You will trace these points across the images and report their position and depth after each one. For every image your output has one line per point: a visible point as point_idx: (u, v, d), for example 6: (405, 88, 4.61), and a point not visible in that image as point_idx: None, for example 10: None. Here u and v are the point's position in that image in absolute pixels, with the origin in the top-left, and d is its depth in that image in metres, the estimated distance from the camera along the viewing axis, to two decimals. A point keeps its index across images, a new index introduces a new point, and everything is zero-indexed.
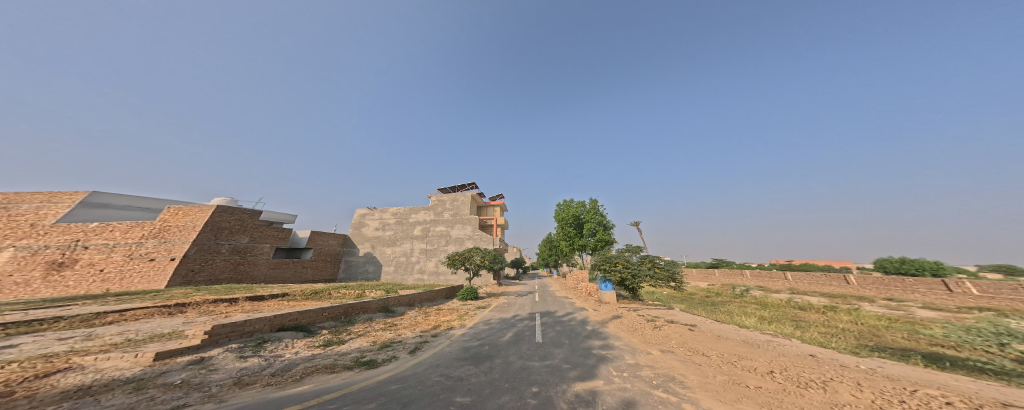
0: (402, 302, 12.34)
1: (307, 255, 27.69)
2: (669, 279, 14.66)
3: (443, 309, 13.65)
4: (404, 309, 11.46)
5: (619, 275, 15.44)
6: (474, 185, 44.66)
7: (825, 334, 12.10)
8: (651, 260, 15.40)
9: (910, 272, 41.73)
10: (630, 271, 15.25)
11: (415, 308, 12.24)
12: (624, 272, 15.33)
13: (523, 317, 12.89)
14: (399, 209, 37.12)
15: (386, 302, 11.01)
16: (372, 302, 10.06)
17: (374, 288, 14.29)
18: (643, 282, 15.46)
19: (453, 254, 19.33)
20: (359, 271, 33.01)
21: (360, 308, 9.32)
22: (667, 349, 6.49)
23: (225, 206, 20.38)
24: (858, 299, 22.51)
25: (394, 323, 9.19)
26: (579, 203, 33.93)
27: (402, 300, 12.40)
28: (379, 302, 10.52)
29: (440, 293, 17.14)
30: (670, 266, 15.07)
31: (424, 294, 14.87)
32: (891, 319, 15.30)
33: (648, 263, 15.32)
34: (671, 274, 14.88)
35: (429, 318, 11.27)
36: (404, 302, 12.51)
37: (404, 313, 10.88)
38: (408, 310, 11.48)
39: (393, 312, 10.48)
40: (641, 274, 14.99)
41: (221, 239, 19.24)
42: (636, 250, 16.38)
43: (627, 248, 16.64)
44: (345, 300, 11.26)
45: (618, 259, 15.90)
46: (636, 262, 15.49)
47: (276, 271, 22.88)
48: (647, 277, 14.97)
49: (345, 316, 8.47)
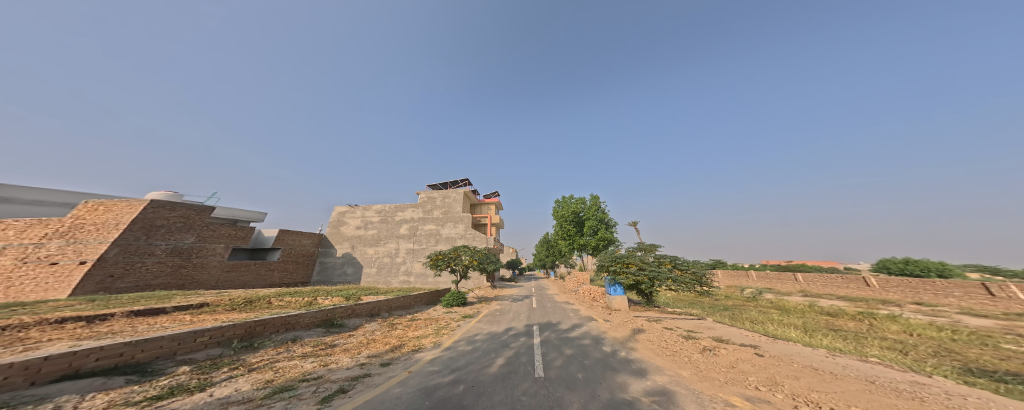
0: (360, 313, 9.46)
1: (274, 256, 24.43)
2: (696, 284, 11.98)
3: (420, 320, 10.78)
4: (360, 322, 8.59)
5: (633, 277, 12.80)
6: (467, 182, 42.05)
7: (893, 349, 9.70)
8: (672, 260, 12.76)
9: (916, 273, 40.38)
10: (647, 274, 12.55)
11: (378, 320, 9.32)
12: (640, 275, 12.65)
13: (518, 332, 10.13)
14: (384, 206, 34.19)
15: (333, 313, 8.16)
16: (305, 315, 7.19)
17: (330, 295, 11.36)
18: (661, 286, 12.90)
19: (435, 254, 16.38)
20: (336, 273, 29.74)
21: (280, 326, 6.45)
22: (755, 397, 3.92)
23: (165, 201, 17.24)
24: (884, 304, 20.58)
25: (332, 345, 6.35)
26: (579, 199, 31.58)
27: (362, 309, 9.53)
28: (319, 316, 7.65)
29: (420, 298, 14.26)
30: (696, 267, 12.43)
31: (396, 299, 11.96)
32: (946, 329, 13.16)
33: (668, 265, 12.64)
34: (697, 277, 12.23)
35: (393, 332, 8.42)
36: (364, 312, 9.60)
37: (356, 328, 7.99)
38: (365, 323, 8.61)
39: (338, 328, 7.60)
40: (661, 277, 12.32)
41: (155, 238, 16.07)
42: (652, 249, 13.76)
43: (642, 247, 14.00)
44: (277, 312, 8.31)
45: (631, 259, 13.22)
46: (653, 263, 12.86)
47: (231, 275, 19.70)
48: (668, 281, 12.33)
49: (245, 339, 5.52)
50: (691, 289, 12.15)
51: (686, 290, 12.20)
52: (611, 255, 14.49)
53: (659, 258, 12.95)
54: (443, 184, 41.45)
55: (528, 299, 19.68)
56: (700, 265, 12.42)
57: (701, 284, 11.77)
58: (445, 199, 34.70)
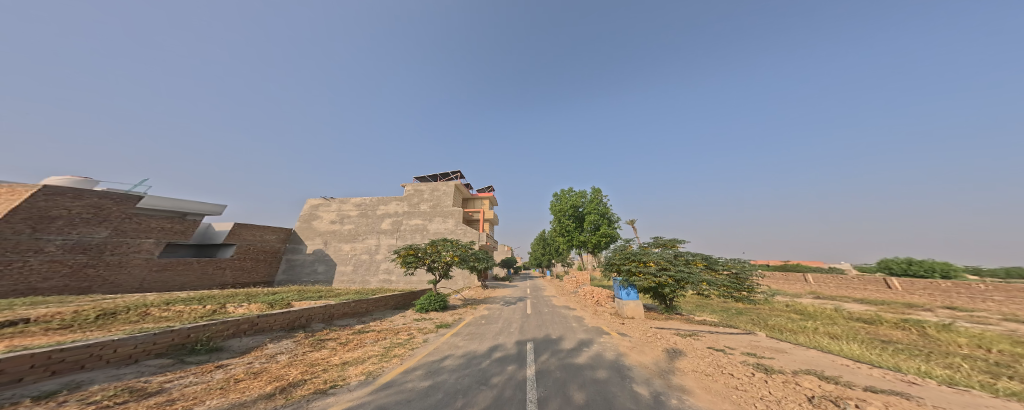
0: (272, 328, 6.51)
1: (227, 252, 21.03)
2: (738, 289, 9.09)
3: (370, 332, 7.90)
4: (257, 341, 5.67)
5: (655, 280, 9.88)
6: (459, 175, 39.21)
7: (1002, 375, 7.32)
8: (703, 259, 9.89)
9: (919, 274, 39.14)
10: (674, 276, 9.59)
11: (296, 337, 6.43)
12: (663, 277, 9.71)
13: (504, 356, 7.27)
14: (364, 199, 31.12)
15: (200, 334, 4.90)
16: (121, 341, 3.88)
17: (246, 302, 8.24)
18: (687, 291, 10.05)
19: (405, 249, 12.99)
20: (305, 271, 26.32)
21: (23, 371, 3.06)
22: None
23: (68, 188, 14.16)
24: (912, 308, 18.67)
25: (146, 396, 3.21)
26: (578, 193, 29.06)
27: (275, 322, 6.56)
28: (163, 341, 4.37)
29: (383, 303, 11.27)
30: (736, 267, 9.57)
31: (343, 304, 9.01)
32: (1015, 342, 11.08)
33: (700, 264, 9.75)
34: (738, 280, 9.35)
35: (309, 356, 5.56)
36: (277, 326, 6.64)
37: (240, 359, 4.85)
38: (267, 342, 5.72)
39: (200, 359, 4.48)
40: (692, 280, 9.40)
41: (45, 232, 12.93)
42: (675, 246, 10.92)
43: (663, 242, 11.16)
44: (110, 334, 4.99)
45: (651, 257, 10.29)
46: (680, 262, 9.97)
47: (165, 275, 16.78)
48: (701, 284, 9.42)
49: None
50: (731, 295, 9.25)
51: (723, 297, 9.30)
52: (623, 252, 11.60)
53: (688, 256, 10.05)
54: (432, 176, 38.47)
55: (522, 303, 16.94)
56: (742, 265, 9.56)
57: (745, 290, 8.88)
58: (433, 193, 32.07)
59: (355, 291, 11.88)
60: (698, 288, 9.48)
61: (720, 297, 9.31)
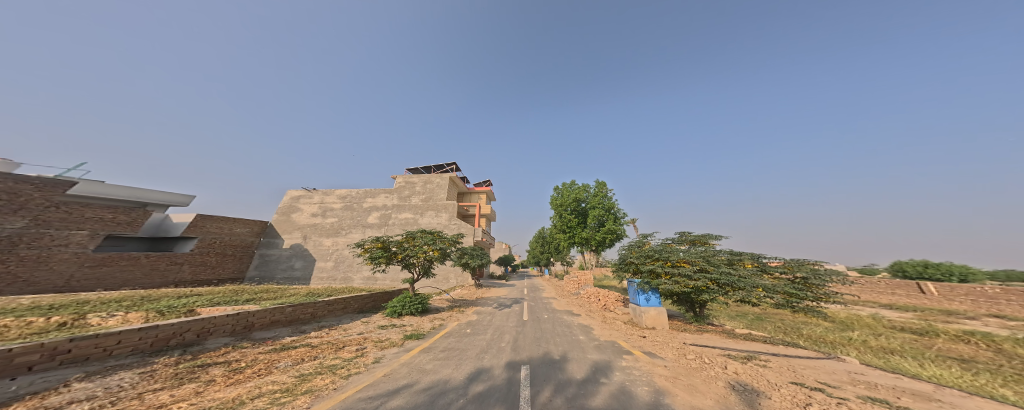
0: (112, 354, 4.01)
1: (186, 247, 18.60)
2: (808, 298, 6.63)
3: (294, 350, 5.83)
4: (49, 382, 3.13)
5: (689, 284, 7.45)
6: (454, 167, 37.02)
7: None
8: (753, 258, 7.49)
9: (936, 277, 36.86)
10: (717, 279, 7.15)
11: (154, 366, 4.07)
12: (701, 281, 7.28)
13: (487, 392, 4.93)
14: (350, 191, 28.86)
15: None
16: None
17: (115, 310, 5.98)
18: (719, 300, 7.41)
19: (369, 242, 10.26)
20: (280, 267, 23.96)
21: None
22: None
23: None
24: (957, 316, 16.49)
25: None
26: (582, 186, 26.87)
27: (119, 345, 4.06)
28: None
29: (341, 306, 9.03)
30: (800, 270, 7.13)
31: (274, 309, 6.80)
32: None
33: (750, 266, 7.35)
34: (806, 287, 6.88)
35: (138, 403, 3.08)
36: (127, 351, 4.17)
37: None
38: (73, 382, 3.25)
39: None
40: (743, 285, 6.93)
41: None
42: (710, 244, 8.59)
43: (693, 240, 8.85)
44: None
45: (682, 255, 7.94)
46: (721, 262, 7.58)
47: (100, 271, 14.64)
48: (756, 291, 6.93)
49: None
50: (797, 307, 6.73)
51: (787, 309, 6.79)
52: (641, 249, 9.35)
53: (731, 255, 7.70)
54: (426, 168, 36.18)
55: (518, 306, 14.65)
56: (808, 268, 7.10)
57: (820, 300, 6.41)
58: (426, 185, 29.85)
59: (308, 292, 9.57)
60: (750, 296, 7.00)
61: (780, 308, 6.84)
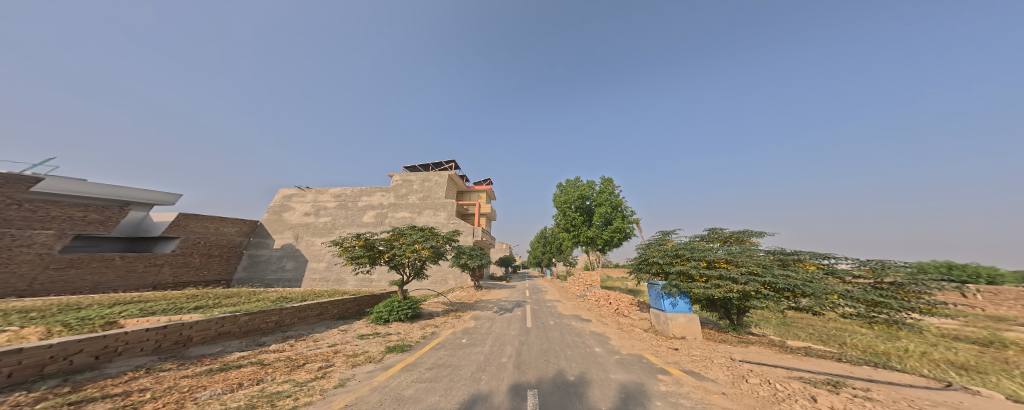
0: None
1: (167, 247, 17.47)
2: (904, 310, 4.87)
3: (237, 371, 4.27)
4: None
5: (734, 289, 6.08)
6: (454, 165, 35.84)
7: None
8: (816, 258, 5.92)
9: (961, 279, 34.97)
10: (771, 283, 5.73)
11: None
12: (751, 285, 5.87)
13: None
14: (345, 189, 27.73)
15: None
16: None
17: (33, 323, 4.72)
18: (773, 309, 5.79)
19: (343, 242, 8.43)
20: (269, 269, 22.77)
21: None
22: None
23: None
24: (1008, 322, 14.86)
25: None
26: (587, 182, 25.52)
27: None
28: None
29: (315, 312, 7.70)
30: (891, 275, 5.19)
31: (223, 318, 5.48)
32: None
33: (814, 268, 5.82)
34: (898, 295, 5.03)
35: None
36: None
37: None
38: None
39: None
40: (810, 291, 5.27)
41: None
42: (754, 242, 7.10)
43: (731, 237, 7.39)
44: None
45: (720, 255, 6.60)
46: (772, 263, 6.12)
47: (67, 274, 13.49)
48: (828, 299, 5.24)
49: None
50: (886, 321, 5.06)
51: (871, 323, 5.09)
52: (665, 247, 8.00)
53: (784, 256, 6.22)
54: (424, 166, 35.00)
55: (520, 310, 13.31)
56: (900, 271, 5.22)
57: (921, 313, 4.70)
58: (424, 183, 28.67)
59: (280, 296, 8.25)
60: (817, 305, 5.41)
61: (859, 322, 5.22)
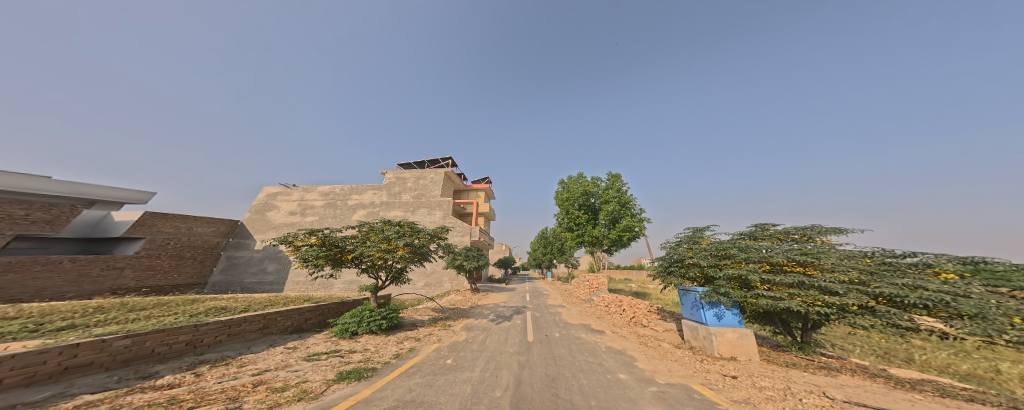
0: None
1: (130, 249, 15.85)
2: None
3: None
4: None
5: (820, 301, 4.33)
6: (452, 163, 34.31)
7: None
8: (950, 261, 3.85)
9: None
10: (882, 294, 3.98)
11: None
12: (851, 296, 4.11)
13: None
14: (334, 187, 26.11)
15: None
16: None
17: None
18: (885, 333, 3.89)
19: (293, 238, 6.51)
20: (248, 271, 21.06)
21: None
22: None
23: None
24: None
25: None
26: (592, 178, 23.86)
27: None
28: None
29: (257, 325, 5.78)
30: None
31: (76, 344, 3.28)
32: None
33: (951, 277, 3.74)
34: None
35: None
36: None
37: None
38: None
39: None
40: (960, 310, 3.39)
41: None
42: (831, 241, 5.25)
43: (792, 234, 5.60)
44: None
45: (790, 255, 4.90)
46: (874, 268, 4.28)
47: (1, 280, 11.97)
48: (989, 324, 3.21)
49: None
50: None
51: None
52: (704, 247, 6.29)
53: (889, 259, 4.28)
54: (420, 163, 33.41)
55: (521, 318, 11.57)
56: None
57: None
58: (418, 181, 27.06)
59: (215, 306, 6.35)
60: (962, 328, 3.39)
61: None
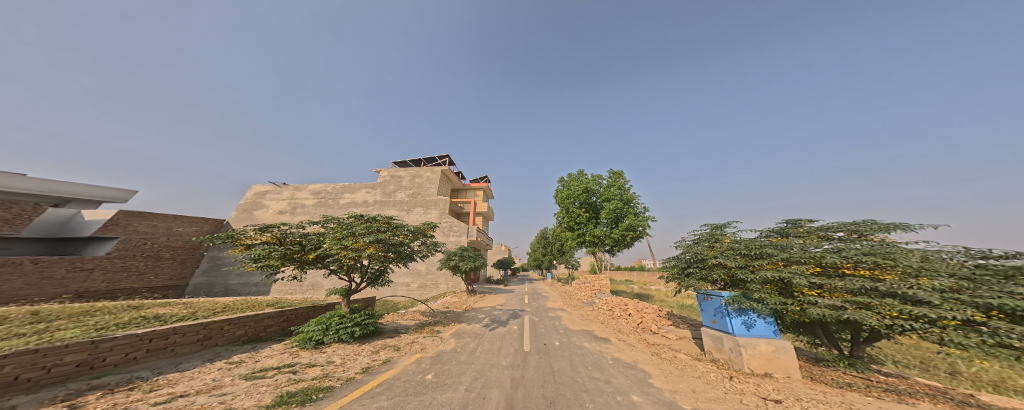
0: None
1: (101, 250, 14.89)
2: None
3: None
4: None
5: (904, 313, 3.30)
6: (449, 161, 33.46)
7: None
8: None
9: None
10: (995, 307, 2.98)
11: None
12: (951, 308, 3.10)
13: None
14: (326, 186, 25.16)
15: None
16: None
17: None
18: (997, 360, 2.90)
19: (241, 234, 5.47)
20: (232, 272, 20.02)
21: None
22: None
23: None
24: None
25: None
26: (593, 176, 22.91)
27: None
28: None
29: (192, 337, 4.80)
30: None
31: None
32: None
33: None
34: None
35: None
36: None
37: None
38: None
39: None
40: None
41: None
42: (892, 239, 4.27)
43: (839, 229, 4.62)
44: None
45: (851, 256, 3.90)
46: (971, 272, 3.29)
47: None
48: None
49: None
50: None
51: None
52: (730, 245, 5.27)
53: (990, 261, 3.30)
54: (416, 162, 32.50)
55: (517, 323, 10.57)
56: None
57: None
58: (414, 179, 26.11)
59: (147, 314, 5.31)
60: None
61: None
